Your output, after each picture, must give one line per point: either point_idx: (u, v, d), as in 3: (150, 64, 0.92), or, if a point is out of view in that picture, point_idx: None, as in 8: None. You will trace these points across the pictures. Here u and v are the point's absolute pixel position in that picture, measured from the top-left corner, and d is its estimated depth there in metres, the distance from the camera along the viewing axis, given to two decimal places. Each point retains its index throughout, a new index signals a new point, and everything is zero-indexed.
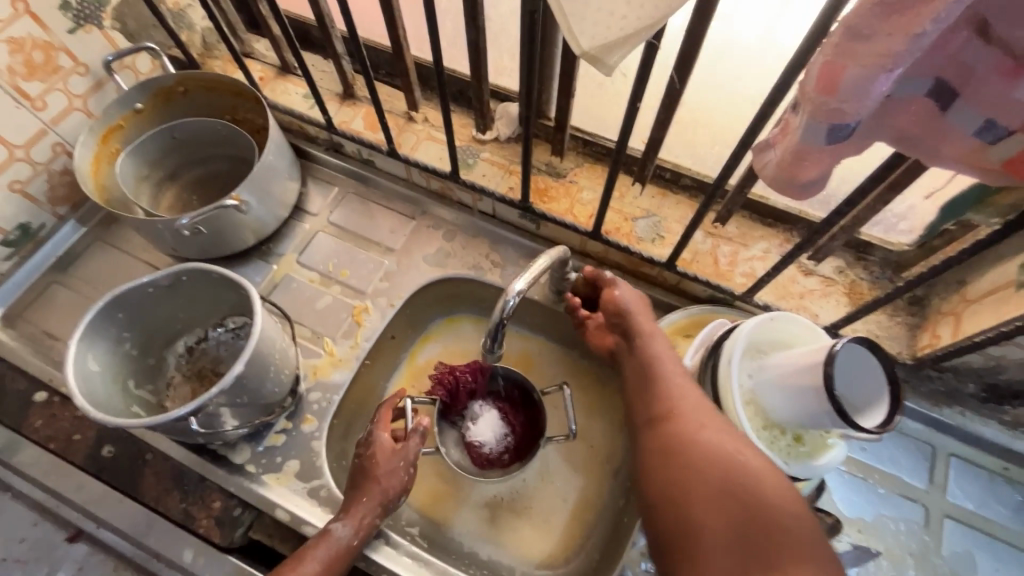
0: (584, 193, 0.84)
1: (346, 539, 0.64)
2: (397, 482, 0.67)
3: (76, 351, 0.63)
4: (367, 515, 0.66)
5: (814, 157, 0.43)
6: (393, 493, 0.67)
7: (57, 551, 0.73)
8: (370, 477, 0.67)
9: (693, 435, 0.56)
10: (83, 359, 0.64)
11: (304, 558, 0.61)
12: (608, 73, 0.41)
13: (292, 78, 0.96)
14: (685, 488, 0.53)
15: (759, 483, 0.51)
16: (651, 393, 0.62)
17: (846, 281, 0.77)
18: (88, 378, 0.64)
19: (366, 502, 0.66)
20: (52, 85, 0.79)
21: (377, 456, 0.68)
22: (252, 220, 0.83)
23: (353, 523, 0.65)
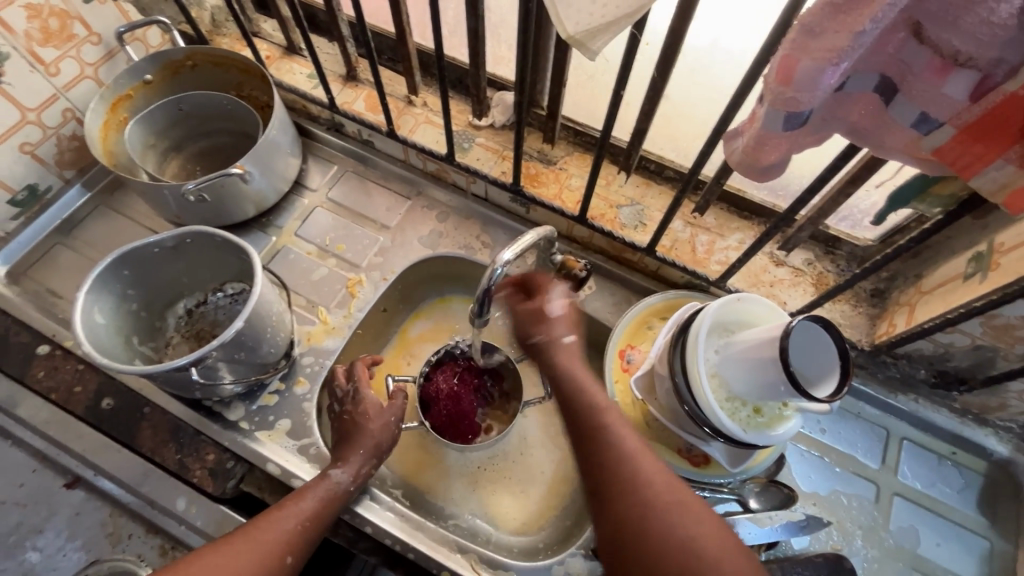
0: (572, 180, 0.89)
1: (345, 483, 0.68)
2: (387, 435, 0.73)
3: (84, 303, 0.66)
4: (364, 464, 0.71)
5: (773, 143, 0.48)
6: (386, 443, 0.73)
7: (56, 496, 0.74)
8: (362, 426, 0.73)
9: (646, 517, 0.52)
10: (89, 310, 0.67)
11: (306, 495, 0.65)
12: (591, 58, 0.45)
13: (297, 59, 0.99)
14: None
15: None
16: (598, 460, 0.57)
17: (814, 273, 0.82)
18: (94, 329, 0.67)
19: (363, 453, 0.71)
20: (66, 52, 0.82)
21: (365, 409, 0.73)
22: (254, 191, 0.87)
23: (351, 470, 0.69)
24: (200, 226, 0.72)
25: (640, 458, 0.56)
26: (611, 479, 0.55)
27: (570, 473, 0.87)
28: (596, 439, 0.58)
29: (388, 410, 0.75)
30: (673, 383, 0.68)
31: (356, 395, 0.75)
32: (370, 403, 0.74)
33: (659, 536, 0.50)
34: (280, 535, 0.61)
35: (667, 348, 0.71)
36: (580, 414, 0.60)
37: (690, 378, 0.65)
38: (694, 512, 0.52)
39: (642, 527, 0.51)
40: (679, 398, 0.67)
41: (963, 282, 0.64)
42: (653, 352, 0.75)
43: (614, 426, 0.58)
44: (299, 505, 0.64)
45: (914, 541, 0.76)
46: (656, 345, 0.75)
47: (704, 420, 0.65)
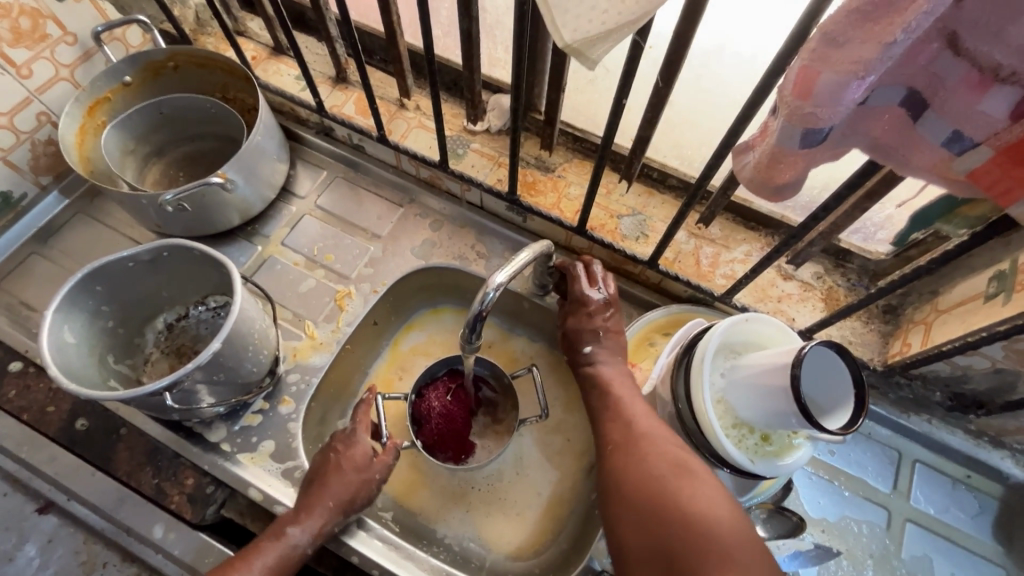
0: (571, 188, 0.85)
1: (301, 544, 0.64)
2: (363, 492, 0.67)
3: (52, 322, 0.62)
4: (328, 522, 0.65)
5: (789, 160, 0.44)
6: (359, 499, 0.67)
7: (26, 523, 0.72)
8: (332, 476, 0.66)
9: (629, 465, 0.58)
10: (59, 330, 0.63)
11: (255, 558, 0.61)
12: (591, 68, 0.41)
13: (285, 59, 0.95)
14: (623, 520, 0.55)
15: (690, 508, 0.50)
16: (603, 430, 0.65)
17: (824, 287, 0.78)
18: (64, 350, 0.63)
19: (329, 509, 0.65)
20: (39, 53, 0.78)
21: (344, 458, 0.67)
22: (238, 200, 0.83)
23: (311, 530, 0.64)
24: (177, 239, 0.69)
25: (636, 423, 0.63)
26: (611, 443, 0.63)
27: (568, 495, 0.84)
28: (605, 415, 0.66)
29: (374, 465, 0.70)
30: (676, 407, 0.65)
31: (352, 436, 0.70)
32: (358, 449, 0.69)
33: (633, 477, 0.57)
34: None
35: (671, 369, 0.67)
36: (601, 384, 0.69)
37: (694, 404, 0.61)
38: (673, 459, 0.56)
39: (630, 470, 0.58)
40: (682, 423, 0.64)
41: (985, 303, 0.60)
42: (656, 373, 0.71)
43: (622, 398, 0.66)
44: (247, 572, 0.60)
45: (927, 570, 0.72)
46: (658, 365, 0.71)
47: (708, 448, 0.62)
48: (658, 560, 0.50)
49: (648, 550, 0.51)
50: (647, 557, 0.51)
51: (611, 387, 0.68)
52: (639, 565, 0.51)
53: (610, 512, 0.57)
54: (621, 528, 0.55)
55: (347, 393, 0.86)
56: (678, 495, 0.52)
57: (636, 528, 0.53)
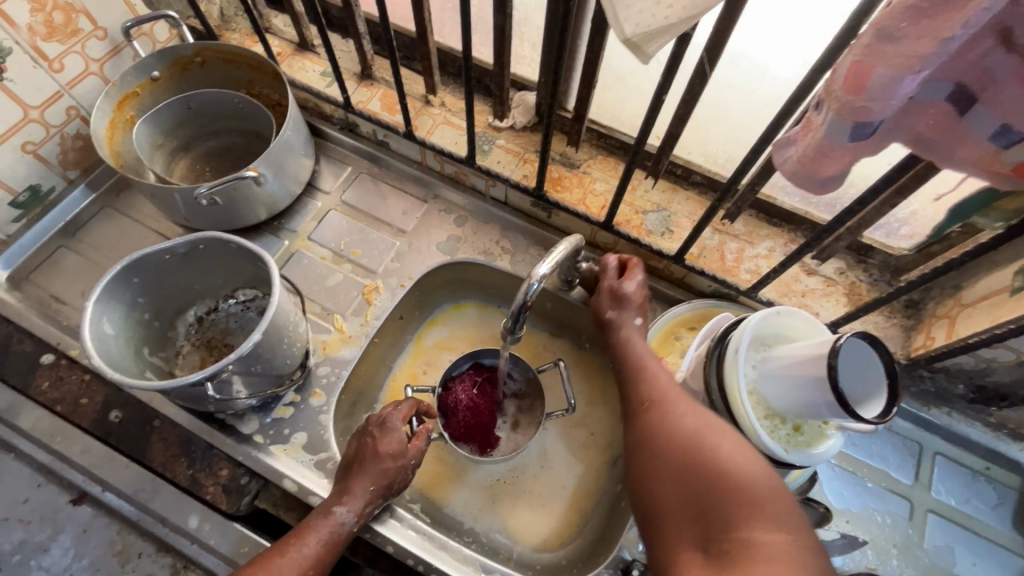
0: (596, 185, 0.86)
1: (348, 524, 0.66)
2: (401, 476, 0.69)
3: (92, 313, 0.63)
4: (370, 503, 0.67)
5: (835, 153, 0.45)
6: (399, 479, 0.69)
7: (61, 514, 0.72)
8: (371, 458, 0.68)
9: (664, 420, 0.59)
10: (98, 321, 0.64)
11: (306, 538, 0.63)
12: (645, 62, 0.42)
13: (310, 55, 0.96)
14: (655, 471, 0.57)
15: (728, 465, 0.52)
16: (634, 387, 0.66)
17: (847, 283, 0.80)
18: (104, 341, 0.64)
19: (370, 490, 0.67)
20: (70, 47, 0.78)
21: (379, 440, 0.69)
22: (267, 195, 0.84)
23: (356, 510, 0.66)
24: (212, 232, 0.69)
25: (671, 384, 0.64)
26: (646, 400, 0.64)
27: (593, 487, 0.85)
28: (640, 372, 0.67)
29: (409, 450, 0.70)
30: (708, 399, 0.66)
31: (386, 423, 0.71)
32: (392, 438, 0.69)
33: (668, 440, 0.57)
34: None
35: (702, 361, 0.68)
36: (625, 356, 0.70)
37: (728, 395, 0.63)
38: (704, 421, 0.57)
39: (660, 429, 0.59)
40: (715, 415, 0.65)
41: (1011, 297, 0.62)
42: (685, 366, 0.72)
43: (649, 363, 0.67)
44: (300, 551, 0.62)
45: (950, 560, 0.74)
46: (687, 358, 0.72)
47: (742, 438, 0.63)
48: (695, 515, 0.51)
49: (681, 500, 0.53)
50: (680, 509, 0.53)
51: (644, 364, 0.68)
52: (673, 515, 0.53)
53: (641, 463, 0.59)
54: (654, 487, 0.56)
55: (373, 386, 0.87)
56: (716, 451, 0.53)
57: (669, 478, 0.55)
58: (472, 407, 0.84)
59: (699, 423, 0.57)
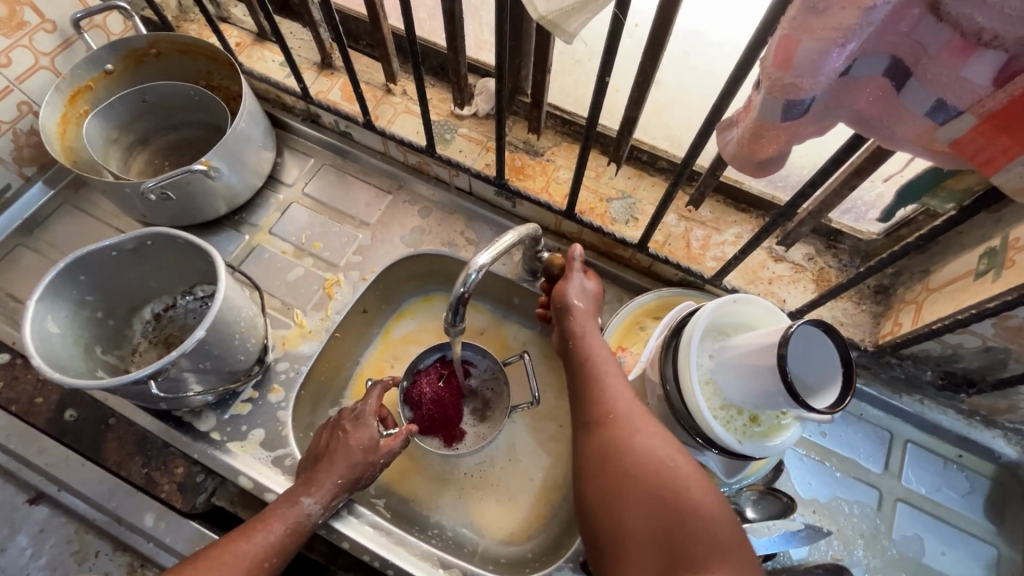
0: (560, 172, 0.84)
1: (314, 516, 0.65)
2: (369, 474, 0.69)
3: (35, 312, 0.62)
4: (337, 496, 0.67)
5: (771, 134, 0.43)
6: (365, 475, 0.68)
7: (18, 513, 0.72)
8: (341, 447, 0.68)
9: (629, 440, 0.57)
10: (42, 320, 0.63)
11: (270, 523, 0.62)
12: (568, 41, 0.40)
13: (269, 45, 0.93)
14: (618, 497, 0.54)
15: (694, 502, 0.51)
16: (592, 398, 0.63)
17: (815, 269, 0.78)
18: (48, 340, 0.63)
19: (338, 483, 0.66)
20: (17, 41, 0.77)
21: (350, 430, 0.69)
22: (224, 189, 0.83)
23: (323, 501, 0.66)
24: (161, 228, 0.68)
25: (633, 399, 0.61)
26: (607, 413, 0.61)
27: (560, 480, 0.84)
28: (600, 381, 0.64)
29: (381, 451, 0.69)
30: (664, 390, 0.64)
31: (360, 417, 0.70)
32: (364, 433, 0.69)
33: (633, 462, 0.55)
34: (239, 568, 0.58)
35: (660, 351, 0.67)
36: (583, 352, 0.67)
37: (682, 386, 0.61)
38: (669, 447, 0.55)
39: (626, 449, 0.56)
40: (671, 406, 0.63)
41: (975, 281, 0.60)
42: (645, 357, 0.70)
43: (608, 374, 0.64)
44: (263, 536, 0.61)
45: (918, 550, 0.73)
46: (648, 348, 0.70)
47: (698, 429, 0.61)
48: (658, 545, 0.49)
49: (646, 530, 0.51)
50: (646, 537, 0.51)
51: (597, 368, 0.65)
52: (636, 546, 0.51)
53: (602, 488, 0.56)
54: (618, 509, 0.54)
55: (338, 380, 0.86)
56: (684, 485, 0.52)
57: (634, 505, 0.52)
58: (437, 400, 0.82)
59: (665, 452, 0.55)
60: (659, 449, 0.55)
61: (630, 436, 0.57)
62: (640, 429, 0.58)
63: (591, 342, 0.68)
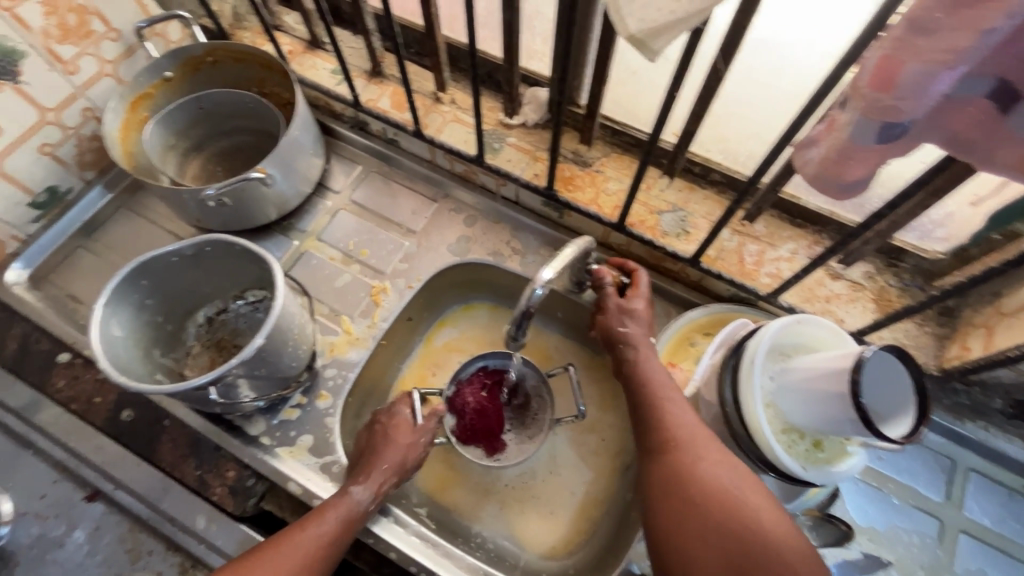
0: (609, 184, 0.83)
1: (363, 502, 0.65)
2: (413, 455, 0.70)
3: (101, 316, 0.64)
4: (384, 482, 0.67)
5: (860, 156, 0.42)
6: (409, 462, 0.70)
7: (75, 510, 0.73)
8: (388, 442, 0.70)
9: (693, 469, 0.55)
10: (106, 324, 0.65)
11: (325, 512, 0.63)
12: (652, 58, 0.39)
13: (320, 53, 0.95)
14: (684, 529, 0.52)
15: (770, 536, 0.49)
16: (653, 424, 0.61)
17: (875, 288, 0.75)
18: (112, 342, 0.65)
19: (385, 469, 0.68)
20: (85, 49, 0.79)
21: (394, 427, 0.71)
22: (276, 195, 0.84)
23: (372, 488, 0.66)
24: (219, 235, 0.69)
25: (697, 423, 0.59)
26: (669, 440, 0.59)
27: (603, 496, 0.82)
28: (658, 409, 0.61)
29: (419, 432, 0.72)
30: (722, 410, 0.63)
31: (393, 409, 0.73)
32: (402, 420, 0.72)
33: (702, 493, 0.53)
34: (296, 558, 0.58)
35: (717, 369, 0.65)
36: (641, 379, 0.65)
37: (743, 408, 0.60)
38: (740, 478, 0.54)
39: (691, 481, 0.54)
40: (729, 427, 0.62)
41: None
42: (699, 375, 0.69)
43: (669, 401, 0.62)
44: (318, 525, 0.62)
45: None
46: (702, 367, 0.69)
47: (759, 453, 0.59)
48: None
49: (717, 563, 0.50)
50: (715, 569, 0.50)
51: (658, 395, 0.62)
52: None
53: (665, 518, 0.54)
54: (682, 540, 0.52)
55: (382, 388, 0.87)
56: (757, 520, 0.50)
57: (704, 537, 0.51)
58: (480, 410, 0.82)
59: (734, 483, 0.53)
60: (728, 484, 0.53)
61: (698, 467, 0.55)
62: (705, 458, 0.56)
63: (649, 366, 0.65)
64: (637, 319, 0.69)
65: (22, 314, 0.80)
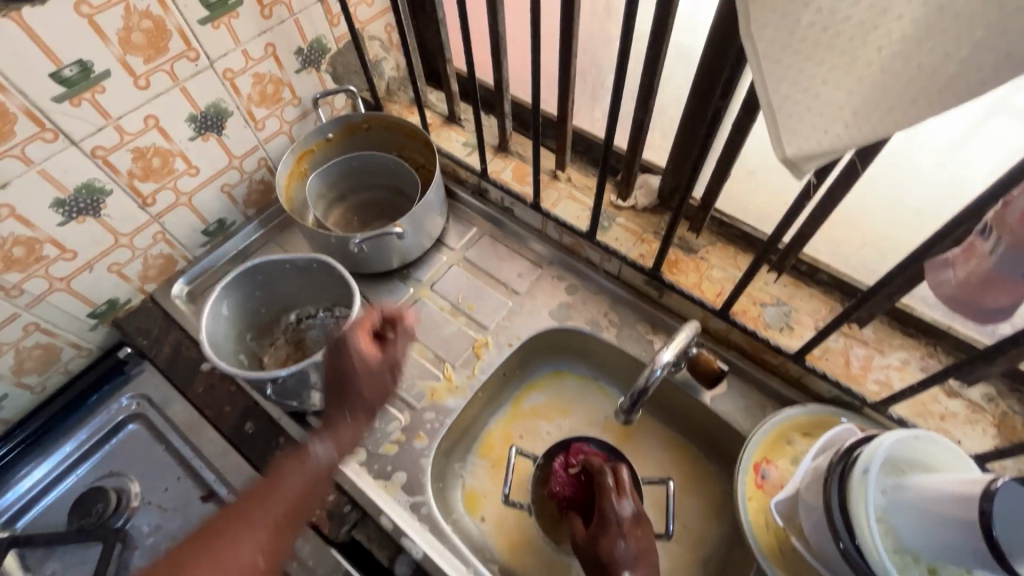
0: (713, 271, 0.86)
1: (324, 458, 0.68)
2: (379, 387, 0.71)
3: (217, 297, 0.80)
4: (347, 438, 0.69)
5: (1007, 286, 0.43)
6: (374, 402, 0.71)
7: (191, 507, 0.81)
8: (347, 390, 0.70)
9: None
10: (220, 304, 0.81)
11: (282, 476, 0.65)
12: (799, 177, 0.43)
13: (455, 127, 1.08)
14: None
15: None
16: None
17: (997, 412, 0.72)
18: (218, 320, 0.81)
19: (348, 421, 0.70)
20: (273, 111, 0.95)
21: (354, 364, 0.70)
22: (402, 246, 0.94)
23: (332, 443, 0.69)
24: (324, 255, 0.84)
25: None
26: None
27: None
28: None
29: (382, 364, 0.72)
30: (826, 517, 0.61)
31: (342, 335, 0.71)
32: (359, 353, 0.70)
33: None
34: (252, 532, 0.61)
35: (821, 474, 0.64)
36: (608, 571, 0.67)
37: (853, 519, 0.58)
38: None
39: None
40: (834, 538, 0.60)
41: None
42: (800, 477, 0.68)
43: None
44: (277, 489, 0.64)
45: None
46: (802, 468, 0.68)
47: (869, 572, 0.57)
48: None
49: None
50: None
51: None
52: None
53: None
54: None
55: (469, 437, 0.91)
56: None
57: None
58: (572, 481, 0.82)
59: None
60: None
61: None
62: None
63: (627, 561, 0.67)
64: (619, 534, 0.70)
65: (177, 323, 0.93)
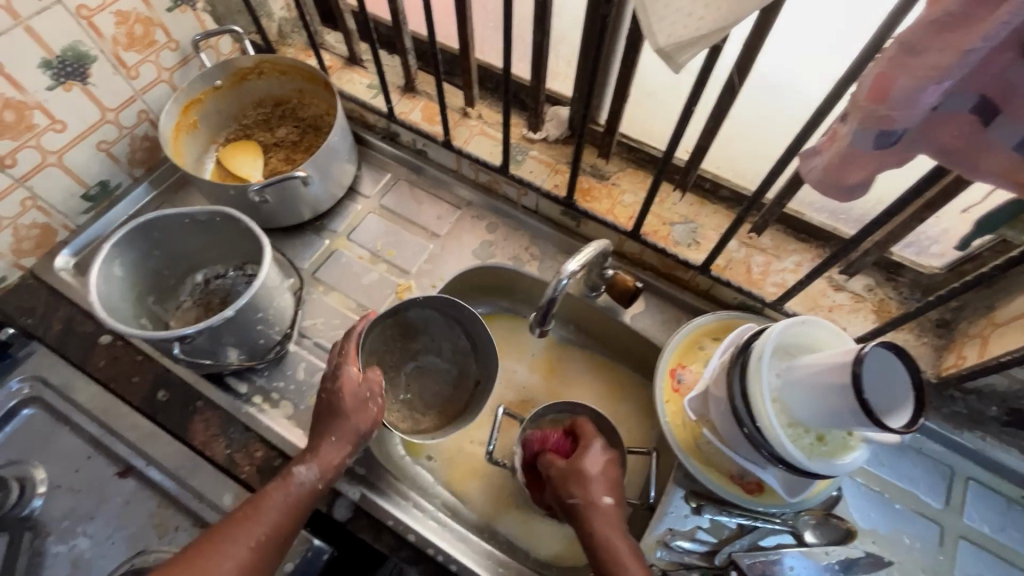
0: (625, 196, 0.89)
1: (309, 482, 0.66)
2: (362, 415, 0.69)
3: (108, 256, 0.72)
4: (330, 459, 0.67)
5: (860, 161, 0.47)
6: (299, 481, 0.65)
7: (107, 486, 0.76)
8: (338, 413, 0.68)
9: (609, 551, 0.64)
10: (111, 264, 0.73)
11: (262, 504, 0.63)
12: (675, 70, 0.44)
13: (358, 69, 1.02)
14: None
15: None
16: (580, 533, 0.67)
17: (875, 299, 0.80)
18: (111, 280, 0.74)
19: (331, 444, 0.67)
20: (146, 57, 0.86)
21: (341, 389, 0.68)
22: (311, 197, 0.89)
23: (319, 465, 0.66)
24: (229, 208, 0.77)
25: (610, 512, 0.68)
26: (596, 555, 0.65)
27: None
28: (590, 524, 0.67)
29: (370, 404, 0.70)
30: (731, 406, 0.66)
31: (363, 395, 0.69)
32: (346, 379, 0.69)
33: None
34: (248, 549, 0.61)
35: (725, 369, 0.70)
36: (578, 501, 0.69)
37: (753, 403, 0.64)
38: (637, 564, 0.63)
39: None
40: (739, 424, 0.65)
41: None
42: (710, 374, 0.72)
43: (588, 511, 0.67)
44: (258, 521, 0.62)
45: None
46: (711, 366, 0.73)
47: (768, 447, 0.63)
48: None
49: None
50: None
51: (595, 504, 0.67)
52: None
53: None
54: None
55: None
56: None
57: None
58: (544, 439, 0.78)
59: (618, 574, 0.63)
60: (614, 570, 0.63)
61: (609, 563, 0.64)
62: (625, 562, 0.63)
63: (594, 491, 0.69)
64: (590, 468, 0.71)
65: (67, 297, 0.85)
